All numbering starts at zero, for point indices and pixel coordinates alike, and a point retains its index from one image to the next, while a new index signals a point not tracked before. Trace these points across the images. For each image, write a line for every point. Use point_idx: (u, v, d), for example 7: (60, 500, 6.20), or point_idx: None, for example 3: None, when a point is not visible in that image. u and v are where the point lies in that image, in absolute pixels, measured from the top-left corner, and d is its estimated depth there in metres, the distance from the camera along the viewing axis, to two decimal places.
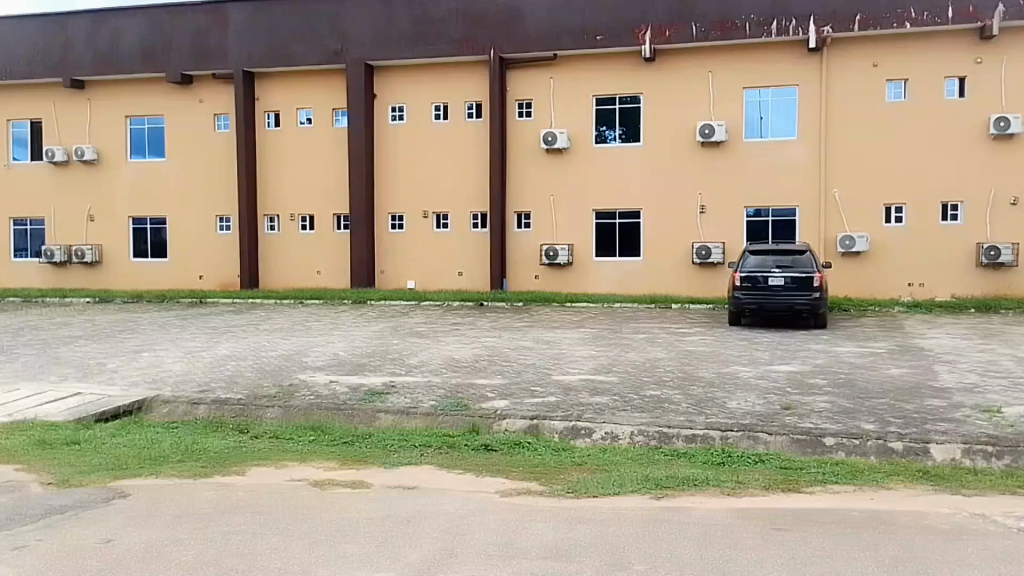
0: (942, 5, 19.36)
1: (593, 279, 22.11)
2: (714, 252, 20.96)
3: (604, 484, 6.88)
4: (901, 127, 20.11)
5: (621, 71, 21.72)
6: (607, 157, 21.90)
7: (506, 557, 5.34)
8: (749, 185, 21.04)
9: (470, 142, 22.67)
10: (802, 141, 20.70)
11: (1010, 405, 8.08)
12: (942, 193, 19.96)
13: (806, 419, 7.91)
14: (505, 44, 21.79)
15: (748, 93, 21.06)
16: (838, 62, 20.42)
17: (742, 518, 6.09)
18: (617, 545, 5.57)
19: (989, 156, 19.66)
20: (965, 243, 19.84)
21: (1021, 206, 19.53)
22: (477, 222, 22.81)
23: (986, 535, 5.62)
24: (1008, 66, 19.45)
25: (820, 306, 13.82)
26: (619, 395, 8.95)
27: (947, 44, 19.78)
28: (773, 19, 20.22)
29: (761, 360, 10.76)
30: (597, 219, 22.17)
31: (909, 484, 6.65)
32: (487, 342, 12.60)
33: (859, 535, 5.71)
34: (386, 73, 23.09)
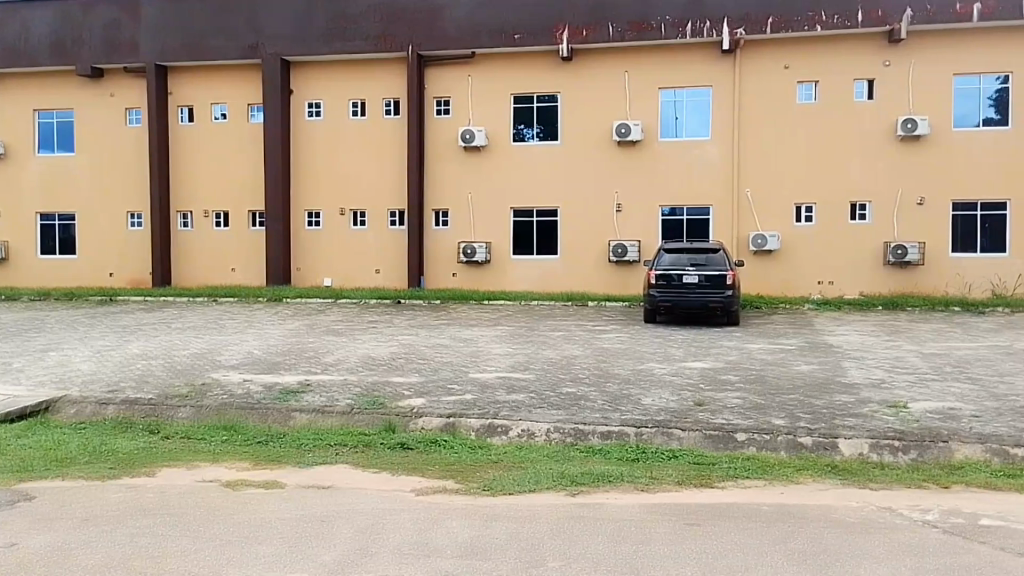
0: (852, 8, 19.76)
1: (511, 277, 22.16)
2: (629, 251, 21.15)
3: (520, 481, 6.82)
4: (813, 128, 20.53)
5: (540, 70, 21.81)
6: (525, 155, 21.97)
7: (422, 556, 5.28)
8: (662, 184, 21.30)
9: (388, 138, 22.59)
10: (714, 141, 21.04)
11: (915, 401, 8.28)
12: (851, 193, 20.40)
13: (719, 416, 7.98)
14: (425, 41, 21.76)
15: (662, 94, 21.34)
16: (752, 62, 20.78)
17: (657, 513, 6.13)
18: (531, 543, 5.54)
19: (897, 156, 20.13)
20: (875, 242, 20.29)
21: (926, 206, 20.04)
22: (396, 219, 22.74)
23: (894, 528, 5.72)
24: (915, 68, 19.96)
25: (732, 304, 14.03)
26: (535, 392, 8.96)
27: (856, 47, 20.26)
28: (688, 20, 20.50)
29: (676, 356, 10.87)
30: (515, 218, 22.24)
31: (818, 479, 6.72)
32: (403, 341, 12.49)
33: (773, 529, 5.78)
34: (303, 68, 22.94)
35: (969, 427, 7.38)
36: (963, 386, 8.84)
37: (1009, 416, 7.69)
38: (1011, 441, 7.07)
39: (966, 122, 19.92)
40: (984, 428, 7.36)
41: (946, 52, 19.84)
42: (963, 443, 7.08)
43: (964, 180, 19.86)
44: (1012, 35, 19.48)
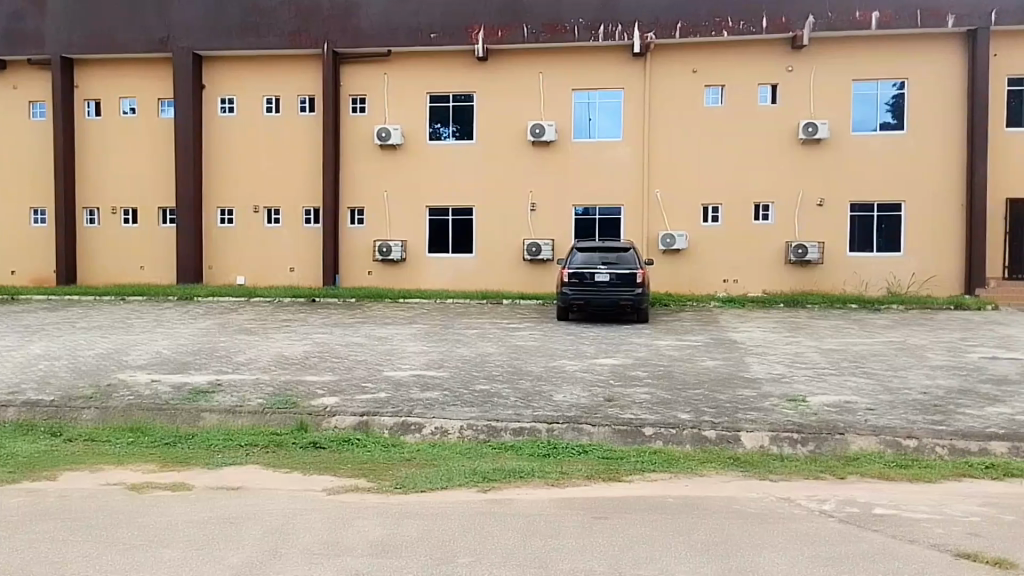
0: (757, 15, 20.35)
1: (426, 276, 22.20)
2: (544, 249, 21.40)
3: (432, 479, 6.83)
4: (722, 131, 21.09)
5: (457, 69, 21.90)
6: (441, 153, 22.04)
7: (332, 556, 5.24)
8: (574, 184, 21.60)
9: (302, 135, 22.41)
10: (624, 141, 21.44)
11: (813, 394, 8.61)
12: (754, 194, 21.00)
13: (628, 411, 8.17)
14: (341, 38, 21.65)
15: (575, 95, 21.66)
16: (661, 66, 21.25)
17: (567, 507, 6.23)
18: (443, 539, 5.58)
19: (800, 159, 20.79)
20: (776, 242, 20.95)
21: (825, 208, 20.75)
22: (310, 217, 22.56)
23: (792, 518, 5.94)
24: (816, 75, 20.68)
25: (642, 302, 14.34)
26: (449, 390, 9.01)
27: (760, 52, 20.90)
28: (600, 23, 20.81)
29: (587, 353, 11.06)
30: (430, 216, 22.27)
31: (720, 471, 6.89)
32: (318, 338, 12.51)
33: (680, 521, 5.93)
34: (216, 63, 22.62)
35: (864, 420, 7.70)
36: (860, 379, 9.30)
37: (900, 408, 8.08)
38: (902, 432, 7.39)
39: (864, 127, 20.71)
40: (878, 420, 7.69)
41: (846, 60, 20.59)
42: (858, 435, 7.36)
43: (864, 182, 20.60)
44: (909, 43, 20.31)
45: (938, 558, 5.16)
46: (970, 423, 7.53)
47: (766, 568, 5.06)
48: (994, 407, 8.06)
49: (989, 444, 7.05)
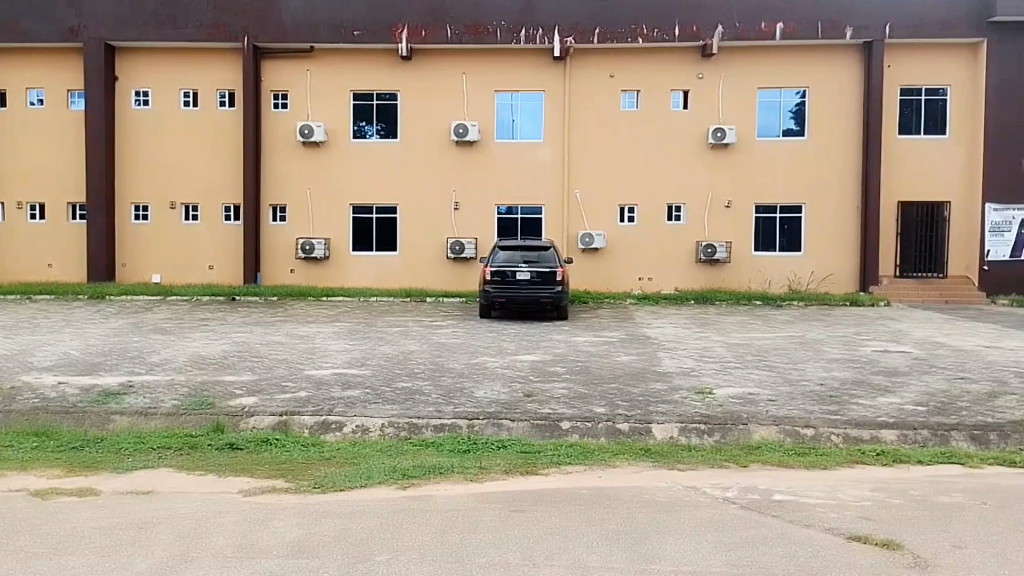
0: (670, 23, 20.90)
1: (350, 274, 21.99)
2: (467, 247, 21.58)
3: (352, 477, 6.87)
4: (639, 133, 21.67)
5: (382, 68, 21.81)
6: (364, 151, 21.89)
7: (245, 558, 5.20)
8: (500, 184, 21.84)
9: (221, 130, 21.87)
10: (546, 142, 21.78)
11: (720, 387, 9.04)
12: (667, 196, 21.70)
13: (546, 406, 8.39)
14: (261, 33, 21.23)
15: (498, 96, 21.88)
16: (580, 70, 21.67)
17: (485, 502, 6.36)
18: (361, 538, 5.61)
19: (710, 162, 21.57)
20: (687, 242, 21.70)
21: (733, 209, 21.60)
22: (230, 214, 22.06)
23: (698, 506, 6.24)
24: (727, 83, 21.50)
25: (562, 300, 14.65)
26: (370, 387, 9.05)
27: (673, 58, 21.57)
28: (521, 27, 21.02)
29: (508, 350, 11.25)
30: (354, 214, 22.07)
31: (633, 462, 7.17)
32: (236, 338, 12.29)
33: (594, 512, 6.13)
34: (129, 54, 21.80)
35: (766, 411, 8.13)
36: (762, 372, 9.80)
37: (799, 399, 8.57)
38: (801, 422, 7.85)
39: (768, 133, 21.61)
40: (778, 410, 8.14)
41: (752, 69, 21.48)
42: (760, 425, 7.78)
43: (773, 185, 21.51)
44: (813, 53, 21.32)
45: (831, 541, 5.53)
46: (863, 412, 8.07)
47: (671, 555, 5.31)
48: (885, 397, 8.64)
49: (880, 432, 7.54)
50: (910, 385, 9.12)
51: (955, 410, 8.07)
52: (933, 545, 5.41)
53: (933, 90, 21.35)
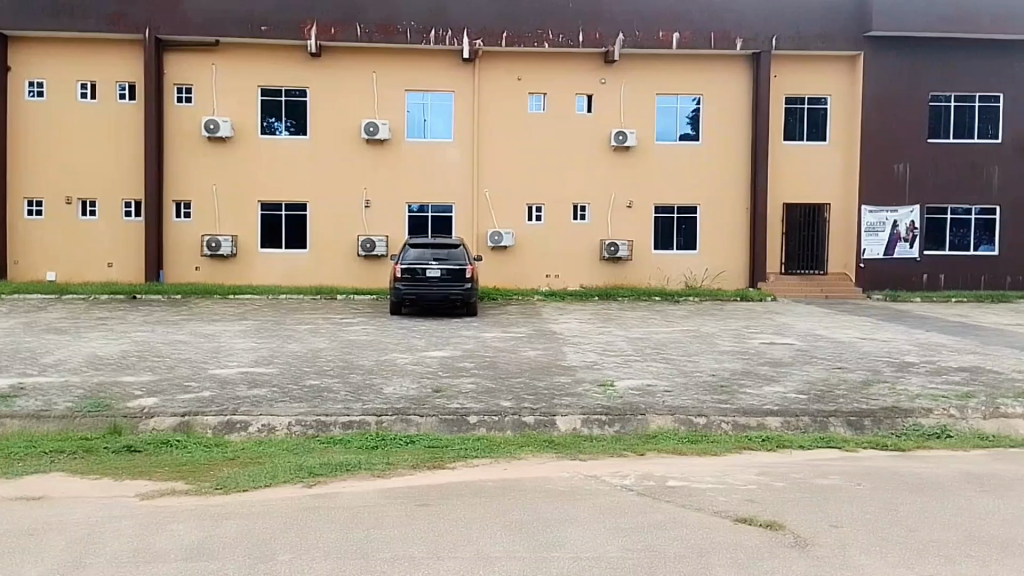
0: (574, 29, 21.43)
1: (258, 271, 21.57)
2: (378, 245, 21.56)
3: (255, 478, 6.79)
4: (546, 135, 22.15)
5: (292, 64, 21.53)
6: (271, 148, 21.53)
7: (141, 563, 5.09)
8: (413, 183, 21.91)
9: (122, 124, 21.13)
10: (456, 142, 21.98)
11: (621, 379, 9.43)
12: (571, 196, 22.23)
13: (455, 401, 8.53)
14: (164, 25, 20.63)
15: (409, 95, 21.93)
16: (487, 72, 21.98)
17: (390, 497, 6.43)
18: (264, 539, 5.55)
19: (612, 164, 22.24)
20: (590, 241, 22.29)
21: (634, 209, 22.32)
22: (131, 210, 21.30)
23: (596, 494, 6.50)
24: (627, 89, 22.22)
25: (471, 297, 14.93)
26: (278, 386, 8.96)
27: (578, 64, 22.11)
28: (431, 28, 21.15)
29: (418, 346, 11.37)
30: (262, 211, 21.67)
31: (537, 454, 7.38)
32: (137, 338, 11.95)
33: (496, 504, 6.30)
34: (21, 44, 20.79)
35: (662, 401, 8.52)
36: (660, 364, 10.26)
37: (692, 389, 9.03)
38: (694, 411, 8.26)
39: (666, 137, 22.44)
40: (673, 401, 8.54)
41: (650, 75, 22.26)
42: (657, 415, 8.14)
43: (674, 186, 22.36)
44: (710, 62, 22.29)
45: (720, 523, 5.88)
46: (750, 401, 8.57)
47: (570, 543, 5.51)
48: (770, 385, 9.22)
49: (766, 419, 8.04)
50: (794, 374, 9.75)
51: (833, 397, 8.67)
52: (812, 524, 5.83)
53: (815, 99, 22.65)
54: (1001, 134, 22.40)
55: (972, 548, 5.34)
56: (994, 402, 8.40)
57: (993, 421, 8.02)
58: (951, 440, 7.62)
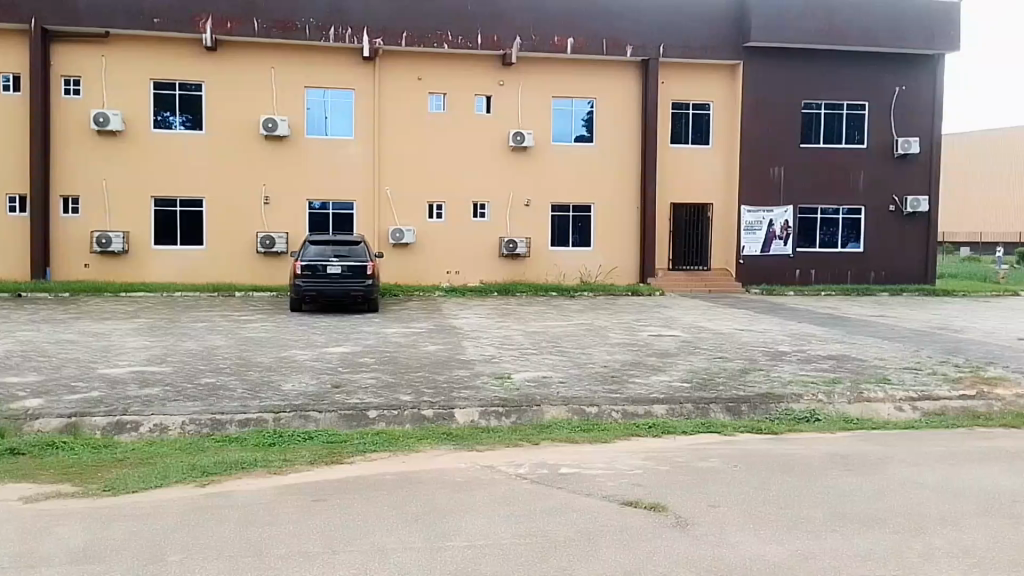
0: (473, 31, 21.76)
1: (152, 268, 21.03)
2: (277, 242, 21.27)
3: (146, 478, 6.64)
4: (446, 135, 22.34)
5: (188, 57, 21.02)
6: (164, 144, 21.03)
7: (21, 567, 4.91)
8: (313, 180, 21.74)
9: (7, 116, 20.28)
10: (356, 140, 21.92)
11: (518, 371, 9.80)
12: (472, 194, 22.53)
13: (354, 396, 8.66)
14: (52, 15, 20.02)
15: (308, 93, 21.77)
16: (387, 71, 21.99)
17: (284, 495, 6.37)
18: (154, 539, 5.41)
19: (510, 164, 22.64)
20: (490, 238, 22.63)
21: (532, 208, 22.81)
22: (16, 205, 20.43)
23: (492, 483, 6.69)
24: (524, 90, 22.64)
25: (373, 292, 14.97)
26: (172, 385, 8.81)
27: (474, 66, 22.39)
28: (330, 25, 21.08)
29: (317, 343, 11.44)
30: (156, 207, 21.15)
31: (434, 446, 7.54)
32: (20, 338, 11.56)
33: (392, 496, 6.38)
34: None
35: (557, 392, 8.90)
36: (555, 357, 10.70)
37: (585, 379, 9.50)
38: (587, 401, 8.65)
39: (562, 138, 23.03)
40: (567, 392, 8.93)
41: (546, 78, 22.75)
42: (551, 406, 8.49)
43: (573, 186, 22.95)
44: (604, 66, 23.00)
45: (608, 506, 6.17)
46: (639, 390, 9.06)
47: (466, 532, 5.64)
48: (657, 374, 9.80)
49: (653, 407, 8.51)
50: (679, 364, 10.37)
51: (715, 385, 9.26)
52: (690, 505, 6.20)
53: (699, 105, 23.71)
54: (866, 140, 23.98)
55: (838, 523, 5.78)
56: (858, 387, 9.17)
57: (857, 404, 8.72)
58: (820, 423, 8.24)
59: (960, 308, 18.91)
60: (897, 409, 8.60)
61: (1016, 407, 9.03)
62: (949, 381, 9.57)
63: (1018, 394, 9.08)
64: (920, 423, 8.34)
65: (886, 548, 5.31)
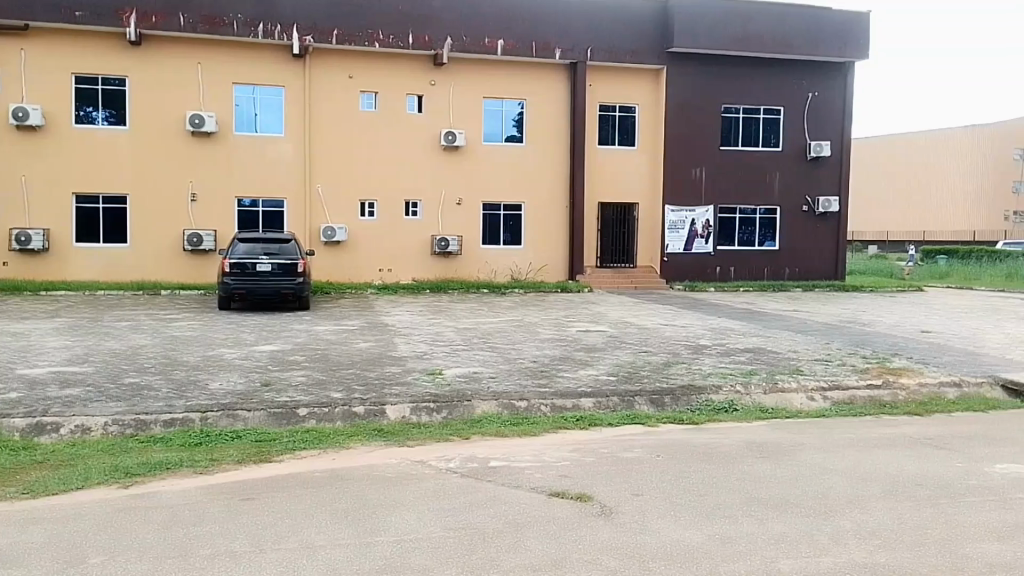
0: (404, 30, 21.77)
1: (73, 266, 20.35)
2: (205, 240, 20.85)
3: (66, 480, 6.48)
4: (377, 134, 22.25)
5: (111, 51, 20.37)
6: (89, 139, 20.38)
7: None
8: (242, 178, 21.39)
9: None
10: (286, 138, 21.65)
11: (449, 367, 9.97)
12: (404, 192, 22.51)
13: (284, 394, 8.65)
14: None
15: (237, 89, 21.41)
16: (317, 68, 21.78)
17: (209, 494, 6.29)
18: (74, 542, 5.30)
19: (442, 163, 22.71)
20: (423, 235, 22.67)
21: (464, 206, 22.94)
22: None
23: (418, 478, 6.77)
24: (456, 90, 22.75)
25: (304, 291, 14.87)
26: (93, 386, 8.62)
27: (405, 65, 22.38)
28: (258, 21, 20.83)
29: (246, 342, 11.36)
30: (78, 204, 20.50)
31: (363, 443, 7.60)
32: None
33: (320, 492, 6.39)
34: None
35: (488, 387, 9.11)
36: (486, 353, 10.90)
37: (516, 374, 9.74)
38: (517, 395, 8.86)
39: (493, 138, 23.24)
40: (498, 387, 9.14)
41: (479, 79, 22.92)
42: (482, 401, 8.67)
43: (508, 185, 23.21)
44: (536, 68, 23.32)
45: (536, 498, 6.31)
46: (568, 383, 9.36)
47: (396, 526, 5.68)
48: (584, 369, 10.10)
49: (581, 401, 8.76)
50: (605, 358, 10.71)
51: (639, 378, 9.63)
52: (615, 494, 6.40)
53: (625, 108, 24.28)
54: (781, 143, 24.95)
55: (755, 508, 6.07)
56: (773, 378, 9.65)
57: (772, 395, 9.18)
58: (737, 413, 8.63)
59: (876, 303, 19.98)
60: (809, 399, 9.10)
61: (919, 395, 9.65)
62: (857, 371, 10.16)
63: (921, 382, 9.71)
64: (830, 411, 8.84)
65: (799, 531, 5.58)
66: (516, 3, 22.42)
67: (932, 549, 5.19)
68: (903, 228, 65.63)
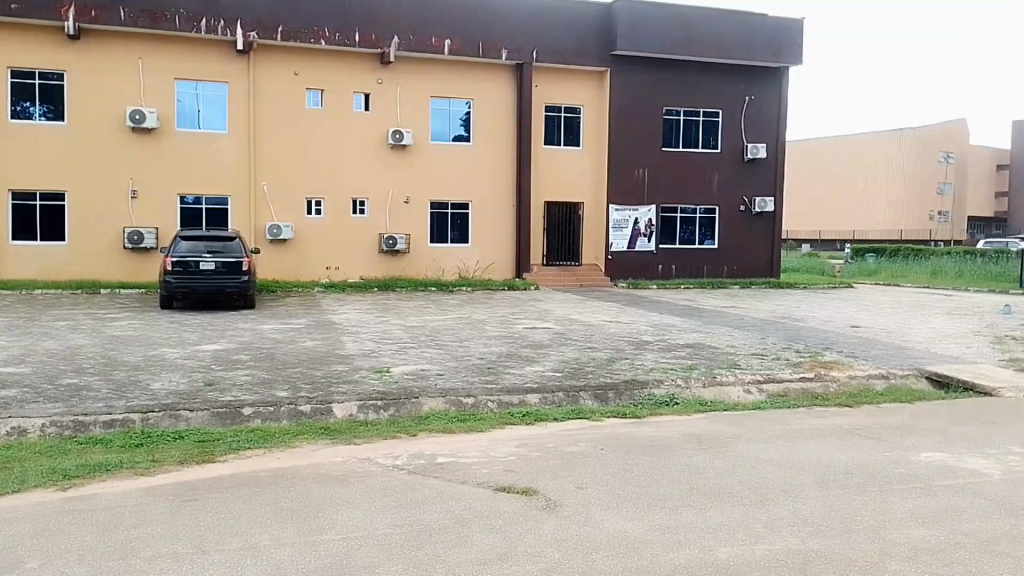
0: (351, 28, 21.59)
1: (9, 264, 19.63)
2: (147, 238, 20.35)
3: (1, 483, 6.33)
4: (323, 132, 22.03)
5: (48, 44, 19.68)
6: (25, 134, 19.68)
7: None
8: (185, 175, 20.94)
9: None
10: (230, 135, 21.27)
11: (396, 365, 10.04)
12: (352, 190, 22.34)
13: (228, 394, 8.57)
14: None
15: (179, 84, 20.91)
16: (261, 65, 21.44)
17: (151, 495, 6.22)
18: (8, 547, 5.19)
19: (391, 161, 22.62)
20: (371, 234, 22.55)
21: (412, 205, 22.89)
22: None
23: (362, 475, 6.81)
24: (405, 89, 22.68)
25: (250, 289, 14.69)
26: (30, 386, 8.37)
27: (351, 63, 22.20)
28: (201, 16, 20.40)
29: (188, 342, 11.21)
30: (14, 201, 19.78)
31: (310, 442, 7.61)
32: None
33: (264, 491, 6.38)
34: None
35: (434, 384, 9.20)
36: (433, 350, 10.98)
37: (462, 371, 9.87)
38: (464, 392, 8.97)
39: (440, 137, 23.23)
40: (444, 384, 9.24)
41: (428, 78, 22.90)
42: (429, 398, 8.76)
43: (457, 183, 23.28)
44: (485, 68, 23.40)
45: (484, 492, 6.41)
46: (514, 380, 9.52)
47: (341, 523, 5.72)
48: (531, 365, 10.27)
49: (527, 397, 8.94)
50: (551, 355, 10.90)
51: (584, 373, 9.87)
52: (559, 487, 6.55)
53: (571, 108, 24.55)
54: (719, 145, 25.57)
55: (693, 498, 6.31)
56: (712, 373, 9.98)
57: (711, 388, 9.49)
58: (677, 407, 8.93)
59: (815, 300, 20.74)
60: (745, 392, 9.46)
61: (850, 386, 10.12)
62: (791, 365, 10.61)
63: (851, 375, 10.17)
64: (766, 403, 9.23)
65: (734, 520, 5.82)
66: (466, 3, 22.48)
67: (860, 536, 5.46)
68: (837, 225, 67.67)
